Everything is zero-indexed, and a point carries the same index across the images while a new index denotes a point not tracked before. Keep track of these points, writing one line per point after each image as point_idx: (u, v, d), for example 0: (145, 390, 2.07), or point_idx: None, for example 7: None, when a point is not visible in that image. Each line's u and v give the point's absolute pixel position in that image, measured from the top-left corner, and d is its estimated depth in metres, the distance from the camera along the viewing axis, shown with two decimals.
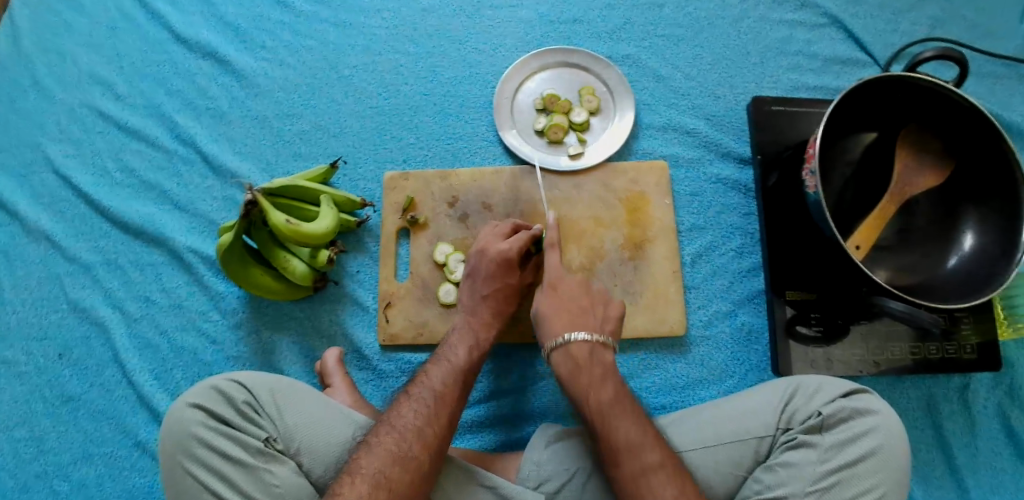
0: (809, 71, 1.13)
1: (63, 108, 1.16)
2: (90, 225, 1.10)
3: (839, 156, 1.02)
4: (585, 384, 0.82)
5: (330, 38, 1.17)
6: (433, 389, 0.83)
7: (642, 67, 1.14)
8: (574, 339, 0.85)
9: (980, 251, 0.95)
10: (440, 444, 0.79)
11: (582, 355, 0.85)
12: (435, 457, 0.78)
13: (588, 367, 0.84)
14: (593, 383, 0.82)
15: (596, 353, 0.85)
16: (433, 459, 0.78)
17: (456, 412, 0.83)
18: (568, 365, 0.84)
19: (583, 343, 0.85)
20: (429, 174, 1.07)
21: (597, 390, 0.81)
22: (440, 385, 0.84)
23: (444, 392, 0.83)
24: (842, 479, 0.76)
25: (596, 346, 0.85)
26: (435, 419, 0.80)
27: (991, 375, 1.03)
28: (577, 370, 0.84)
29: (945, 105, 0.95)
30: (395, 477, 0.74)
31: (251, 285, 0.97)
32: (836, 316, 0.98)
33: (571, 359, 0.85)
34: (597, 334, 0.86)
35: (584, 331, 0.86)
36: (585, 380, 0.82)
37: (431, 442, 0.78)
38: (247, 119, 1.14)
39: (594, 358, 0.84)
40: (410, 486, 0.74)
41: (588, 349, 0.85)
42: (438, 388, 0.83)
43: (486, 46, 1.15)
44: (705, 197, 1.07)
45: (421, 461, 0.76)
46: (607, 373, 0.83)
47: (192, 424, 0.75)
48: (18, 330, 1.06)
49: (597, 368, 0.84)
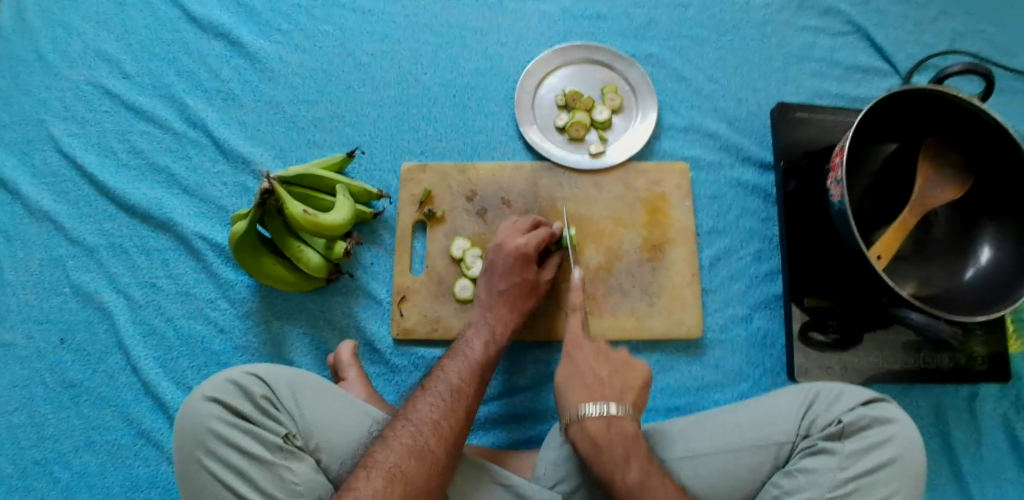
0: (831, 78, 1.13)
1: (68, 85, 1.12)
2: (94, 206, 1.07)
3: (860, 165, 1.02)
4: (609, 465, 0.76)
5: (348, 24, 1.14)
6: (450, 383, 0.81)
7: (665, 66, 1.13)
8: (592, 414, 0.80)
9: (996, 265, 0.96)
10: (458, 440, 0.76)
11: (600, 429, 0.79)
12: (456, 454, 0.75)
13: (609, 444, 0.78)
14: (617, 463, 0.76)
15: (615, 426, 0.79)
16: (449, 454, 0.74)
17: (473, 406, 0.80)
18: (587, 443, 0.79)
19: (599, 417, 0.80)
20: (448, 167, 1.05)
21: (622, 473, 0.76)
22: (457, 378, 0.81)
23: (461, 386, 0.81)
24: (860, 486, 0.76)
25: (613, 419, 0.80)
26: (451, 413, 0.77)
27: (998, 386, 1.05)
28: (599, 450, 0.78)
29: (969, 119, 0.96)
30: (413, 472, 0.71)
31: (264, 275, 0.95)
32: (852, 324, 0.98)
33: (588, 436, 0.79)
34: (614, 405, 0.81)
35: (603, 402, 0.81)
36: (609, 459, 0.77)
37: (450, 439, 0.75)
38: (260, 103, 1.11)
39: (613, 432, 0.79)
40: (427, 481, 0.72)
41: (605, 424, 0.80)
42: (455, 383, 0.81)
43: (509, 39, 1.14)
44: (724, 200, 1.06)
45: (438, 455, 0.73)
46: (629, 448, 0.78)
47: (209, 418, 0.73)
48: (17, 313, 1.03)
49: (618, 447, 0.78)
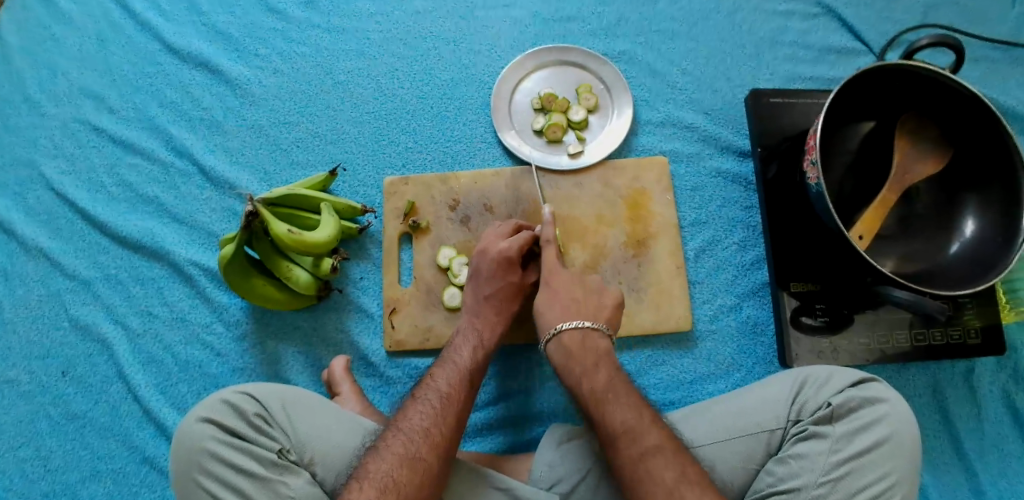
0: (805, 62, 1.14)
1: (56, 123, 1.15)
2: (88, 240, 1.09)
3: (839, 146, 1.02)
4: (579, 372, 0.82)
5: (324, 43, 1.16)
6: (440, 390, 0.82)
7: (637, 62, 1.14)
8: (568, 327, 0.86)
9: (981, 237, 0.95)
10: (448, 447, 0.77)
11: (575, 343, 0.85)
12: (447, 462, 0.76)
13: (579, 355, 0.84)
14: (585, 371, 0.82)
15: (588, 340, 0.85)
16: (441, 460, 0.75)
17: (464, 410, 0.81)
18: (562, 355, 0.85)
19: (574, 330, 0.86)
20: (429, 178, 1.06)
21: (590, 376, 0.81)
22: (447, 385, 0.82)
23: (451, 392, 0.82)
24: (854, 468, 0.76)
25: (587, 331, 0.86)
26: (441, 419, 0.78)
27: (995, 359, 1.04)
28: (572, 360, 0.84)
29: (942, 92, 0.96)
30: (405, 481, 0.72)
31: (255, 296, 0.97)
32: (841, 306, 0.98)
33: (562, 349, 0.85)
34: (590, 320, 0.86)
35: (579, 318, 0.87)
36: (578, 367, 0.83)
37: (441, 446, 0.76)
38: (243, 128, 1.13)
39: (586, 346, 0.85)
40: (418, 490, 0.72)
41: (579, 337, 0.85)
42: (445, 389, 0.82)
43: (482, 47, 1.15)
44: (706, 191, 1.07)
45: (429, 462, 0.74)
46: (600, 359, 0.83)
47: (203, 438, 0.75)
48: (19, 350, 1.05)
49: (590, 356, 0.84)
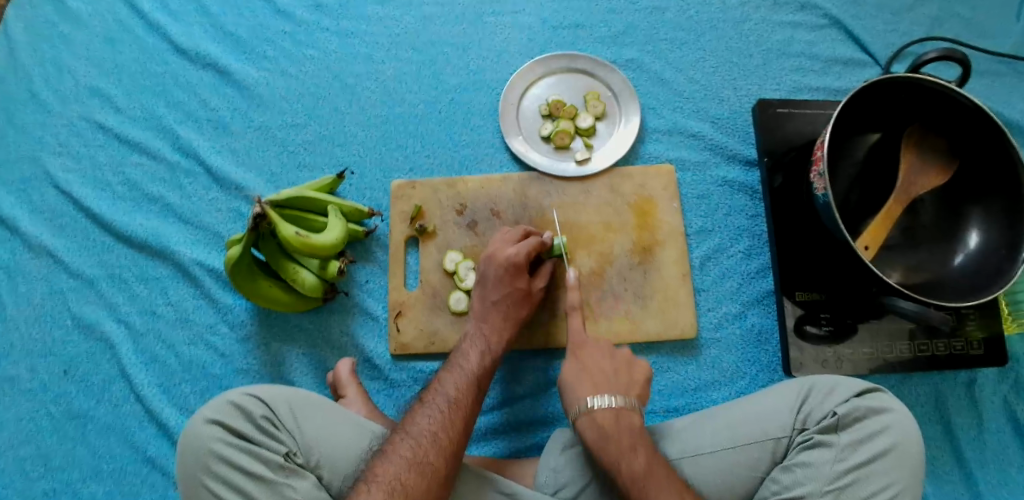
0: (811, 73, 1.14)
1: (62, 121, 1.14)
2: (92, 239, 1.09)
3: (845, 157, 1.03)
4: (616, 453, 0.78)
5: (333, 47, 1.16)
6: (447, 394, 0.82)
7: (645, 70, 1.14)
8: (598, 404, 0.82)
9: (985, 248, 0.96)
10: (456, 450, 0.77)
11: (608, 421, 0.81)
12: (457, 463, 0.76)
13: (615, 434, 0.79)
14: (622, 453, 0.78)
15: (622, 417, 0.81)
16: (449, 464, 0.75)
17: (471, 414, 0.81)
18: (597, 434, 0.80)
19: (607, 409, 0.82)
20: (437, 182, 1.06)
21: (628, 460, 0.77)
22: (455, 390, 0.82)
23: (459, 397, 0.82)
24: (859, 477, 0.76)
25: (620, 410, 0.82)
26: (449, 424, 0.78)
27: (997, 370, 1.05)
28: (607, 439, 0.79)
29: (948, 104, 0.97)
30: (413, 484, 0.72)
31: (261, 298, 0.97)
32: (846, 315, 0.98)
33: (597, 427, 0.80)
34: (622, 398, 0.83)
35: (608, 395, 0.83)
36: (614, 448, 0.78)
37: (448, 450, 0.76)
38: (251, 129, 1.13)
39: (620, 424, 0.80)
40: (426, 493, 0.72)
41: (614, 414, 0.81)
42: (453, 394, 0.82)
43: (490, 52, 1.15)
44: (712, 199, 1.07)
45: (438, 466, 0.74)
46: (636, 439, 0.79)
47: (210, 440, 0.74)
48: (21, 348, 1.05)
49: (625, 436, 0.79)
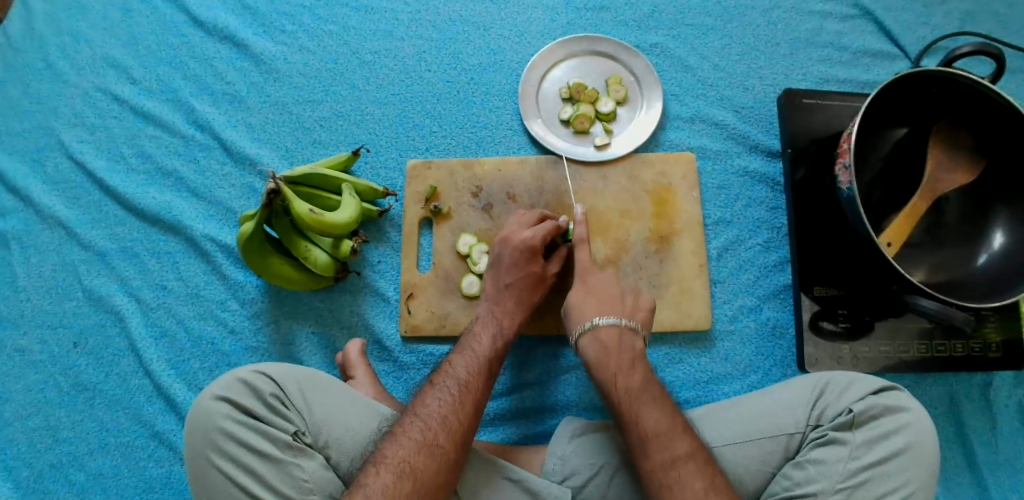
0: (839, 64, 1.12)
1: (77, 91, 1.13)
2: (105, 211, 1.08)
3: (869, 152, 1.01)
4: (615, 369, 0.82)
5: (351, 22, 1.14)
6: (458, 377, 0.81)
7: (669, 56, 1.12)
8: (602, 323, 0.86)
9: (1012, 250, 0.94)
10: (466, 435, 0.76)
11: (611, 338, 0.85)
12: (467, 446, 0.76)
13: (618, 353, 0.84)
14: (621, 369, 0.82)
15: (625, 339, 0.85)
16: (458, 447, 0.75)
17: (482, 398, 0.80)
18: (597, 350, 0.85)
19: (611, 327, 0.86)
20: (452, 164, 1.05)
21: (627, 376, 0.81)
22: (466, 373, 0.82)
23: (469, 380, 0.81)
24: (873, 476, 0.75)
25: (624, 332, 0.86)
26: (459, 408, 0.77)
27: (1014, 375, 1.04)
28: (608, 355, 0.84)
29: (980, 101, 0.94)
30: (421, 468, 0.72)
31: (272, 275, 0.96)
32: (863, 312, 0.97)
33: (599, 344, 0.85)
34: (625, 320, 0.87)
35: (612, 316, 0.87)
36: (614, 366, 0.83)
37: (458, 433, 0.75)
38: (266, 105, 1.11)
39: (622, 343, 0.85)
40: (434, 476, 0.72)
41: (617, 334, 0.85)
42: (464, 377, 0.81)
43: (511, 32, 1.13)
44: (732, 190, 1.05)
45: (447, 449, 0.74)
46: (636, 358, 0.84)
47: (218, 417, 0.74)
48: (32, 318, 1.04)
49: (626, 355, 0.84)
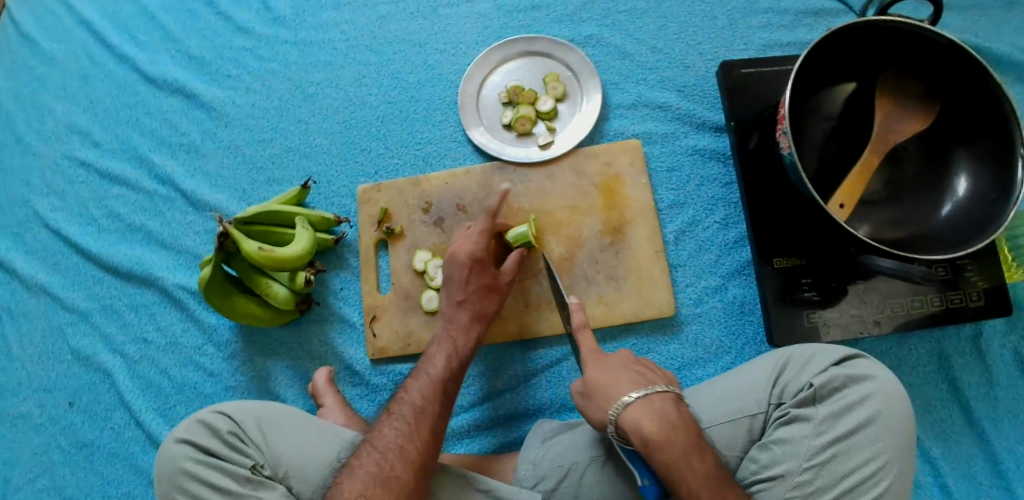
0: (781, 28, 1.08)
1: (46, 163, 1.16)
2: (83, 273, 1.11)
3: (815, 111, 0.97)
4: (687, 450, 0.72)
5: (292, 58, 1.15)
6: (412, 403, 0.81)
7: (606, 45, 1.10)
8: (658, 391, 0.76)
9: (975, 195, 0.91)
10: (424, 459, 0.77)
11: (673, 413, 0.75)
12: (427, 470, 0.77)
13: (683, 426, 0.74)
14: (693, 450, 0.73)
15: (682, 410, 0.76)
16: (415, 474, 0.76)
17: (438, 422, 0.81)
18: (663, 423, 0.73)
19: (667, 396, 0.76)
20: (401, 183, 1.06)
21: (700, 457, 0.73)
22: (421, 397, 0.82)
23: (425, 405, 0.81)
24: (839, 452, 0.73)
25: (675, 397, 0.77)
26: (415, 435, 0.78)
27: (1004, 321, 1.00)
28: (676, 429, 0.73)
29: (923, 44, 0.91)
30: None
31: (239, 315, 0.98)
32: (830, 279, 0.94)
33: (664, 417, 0.74)
34: (672, 386, 0.78)
35: (660, 383, 0.78)
36: (682, 446, 0.72)
37: (415, 460, 0.76)
38: (221, 150, 1.13)
39: (682, 413, 0.75)
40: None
41: (673, 404, 0.76)
42: (419, 402, 0.81)
43: (447, 45, 1.13)
44: (683, 171, 1.04)
45: (405, 478, 0.75)
46: (696, 431, 0.75)
47: (179, 458, 0.76)
48: (28, 384, 1.08)
49: (691, 427, 0.75)
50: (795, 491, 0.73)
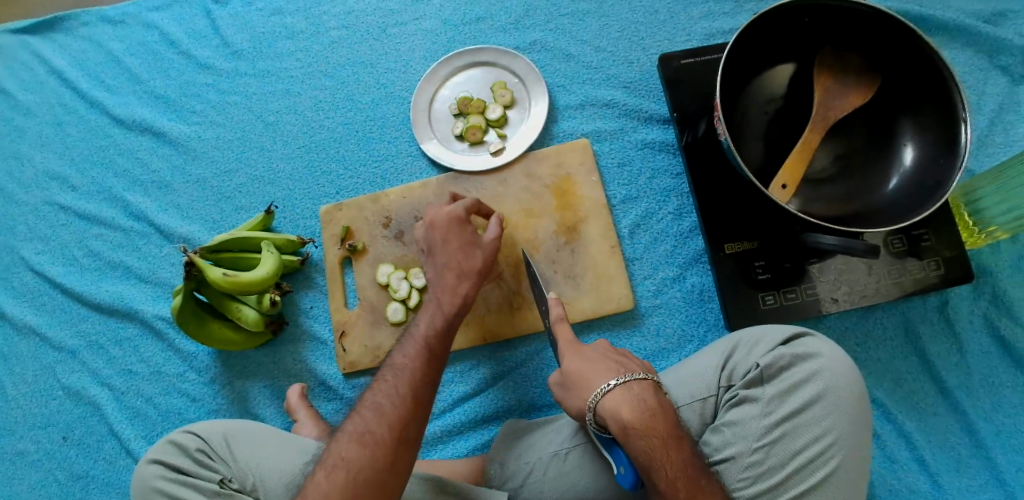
0: (721, 16, 1.09)
1: (27, 210, 1.21)
2: (69, 312, 1.16)
3: (756, 96, 0.96)
4: (665, 438, 0.73)
5: (251, 89, 1.19)
6: (395, 364, 0.83)
7: (550, 49, 1.12)
8: (636, 378, 0.77)
9: (923, 161, 0.89)
10: (401, 419, 0.78)
11: (652, 401, 0.75)
12: (404, 429, 0.77)
13: (660, 415, 0.74)
14: (671, 440, 0.73)
15: (662, 399, 0.76)
16: (392, 430, 0.77)
17: (419, 381, 0.81)
18: (640, 411, 0.74)
19: (647, 384, 0.77)
20: (360, 200, 1.09)
21: (678, 446, 0.73)
22: (406, 359, 0.83)
23: (408, 365, 0.82)
24: (788, 430, 0.74)
25: (655, 385, 0.78)
26: (393, 392, 0.80)
27: (970, 288, 0.99)
28: (653, 418, 0.74)
29: (855, 17, 0.90)
30: (355, 457, 0.75)
31: (213, 340, 1.02)
32: (783, 259, 0.94)
33: (641, 405, 0.75)
34: (651, 373, 0.79)
35: (640, 371, 0.79)
36: (659, 435, 0.73)
37: (393, 419, 0.78)
38: (190, 184, 1.17)
39: (662, 401, 0.76)
40: (367, 462, 0.75)
41: (652, 392, 0.76)
42: (401, 362, 0.83)
43: (397, 64, 1.16)
44: (634, 165, 1.05)
45: (378, 433, 0.76)
46: (676, 419, 0.76)
47: (152, 478, 0.81)
48: (25, 422, 1.13)
49: (670, 415, 0.75)
50: (746, 473, 0.75)
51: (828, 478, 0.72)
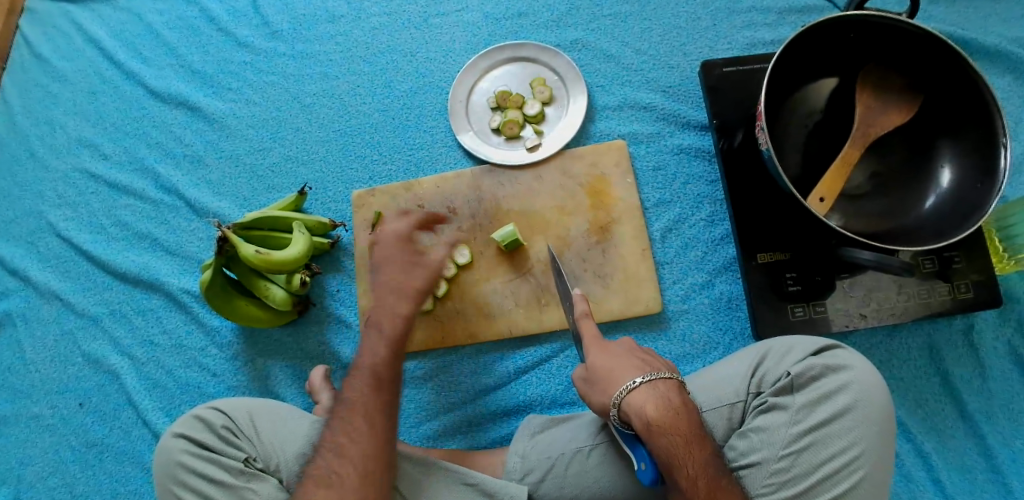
0: (764, 26, 1.10)
1: (58, 175, 1.21)
2: (93, 279, 1.16)
3: (797, 109, 0.97)
4: (687, 438, 0.73)
5: (289, 70, 1.20)
6: (348, 401, 0.81)
7: (591, 49, 1.13)
8: (662, 376, 0.76)
9: (959, 185, 0.90)
10: (369, 451, 0.78)
11: (676, 400, 0.75)
12: (372, 460, 0.78)
13: (684, 415, 0.74)
14: (694, 440, 0.73)
15: (686, 399, 0.76)
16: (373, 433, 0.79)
17: (375, 414, 0.80)
18: (665, 409, 0.74)
19: (670, 383, 0.76)
20: (394, 187, 1.09)
21: (699, 447, 0.73)
22: (363, 393, 0.81)
23: (362, 402, 0.81)
24: (816, 440, 0.75)
25: (679, 384, 0.77)
26: (352, 433, 0.79)
27: (997, 313, 0.99)
28: (677, 417, 0.74)
29: (901, 36, 0.90)
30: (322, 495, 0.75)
31: (239, 317, 1.02)
32: (815, 272, 0.94)
33: (666, 403, 0.74)
34: (675, 373, 0.78)
35: (665, 369, 0.78)
36: (682, 434, 0.73)
37: (354, 461, 0.77)
38: (222, 160, 1.18)
39: (685, 400, 0.76)
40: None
41: (677, 391, 0.76)
42: (354, 397, 0.81)
43: (437, 53, 1.16)
44: (669, 169, 1.06)
45: (344, 477, 0.76)
46: (698, 420, 0.76)
47: (177, 452, 0.80)
48: (42, 387, 1.13)
49: (693, 416, 0.75)
50: (771, 479, 0.75)
51: (852, 489, 0.73)
